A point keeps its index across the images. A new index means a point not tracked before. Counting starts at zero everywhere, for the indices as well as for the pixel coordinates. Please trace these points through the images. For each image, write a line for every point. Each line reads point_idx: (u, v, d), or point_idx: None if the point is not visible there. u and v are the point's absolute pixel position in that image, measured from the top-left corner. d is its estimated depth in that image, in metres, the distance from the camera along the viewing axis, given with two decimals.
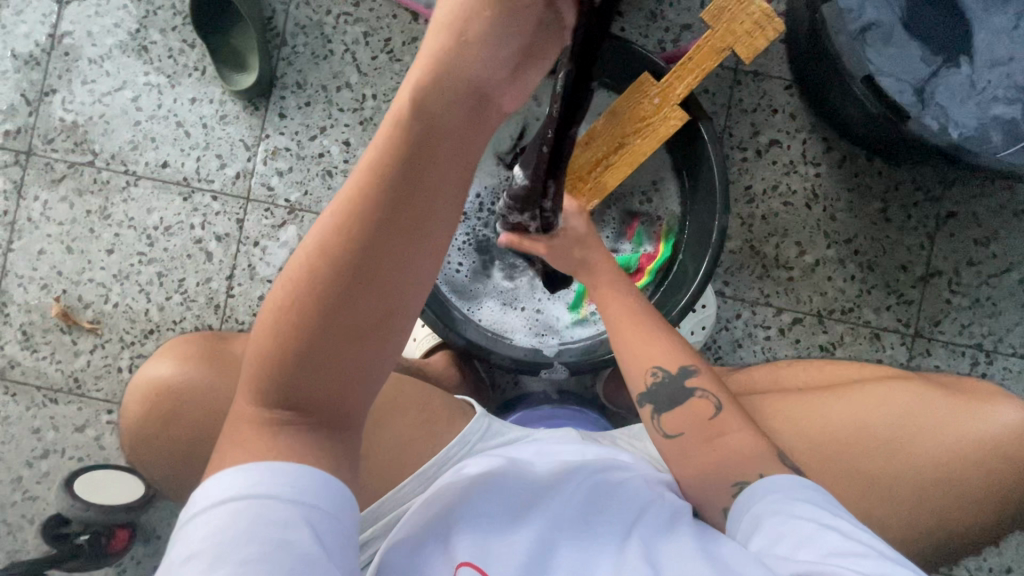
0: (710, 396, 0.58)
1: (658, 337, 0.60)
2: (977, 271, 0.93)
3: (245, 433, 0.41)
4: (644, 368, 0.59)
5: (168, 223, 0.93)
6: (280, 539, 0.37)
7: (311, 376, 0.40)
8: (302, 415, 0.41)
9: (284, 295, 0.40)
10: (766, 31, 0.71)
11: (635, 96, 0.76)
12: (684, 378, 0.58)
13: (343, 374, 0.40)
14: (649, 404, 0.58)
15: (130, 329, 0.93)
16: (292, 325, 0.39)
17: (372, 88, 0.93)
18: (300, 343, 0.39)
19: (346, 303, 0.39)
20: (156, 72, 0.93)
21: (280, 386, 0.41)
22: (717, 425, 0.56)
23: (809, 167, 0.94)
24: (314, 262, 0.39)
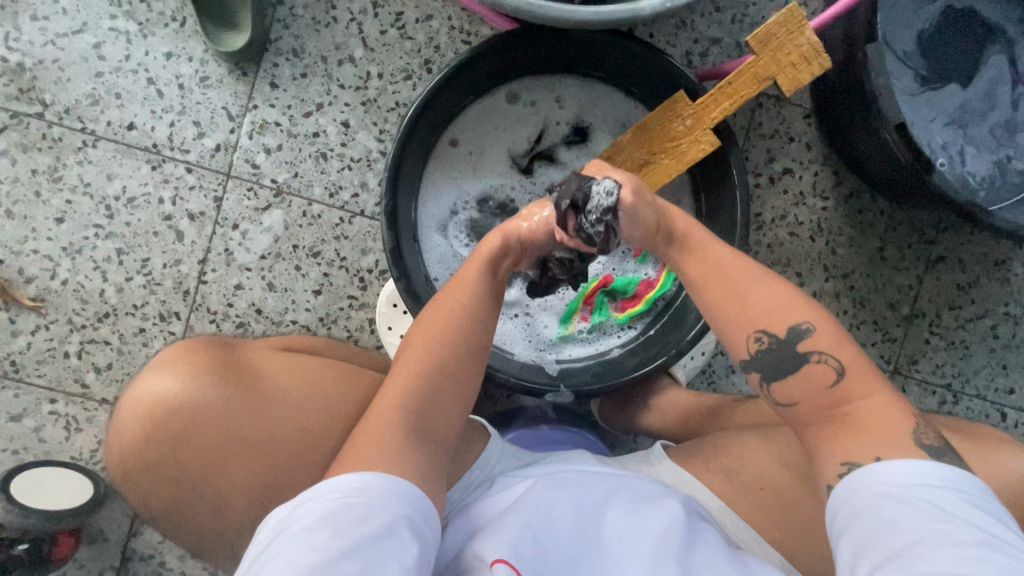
0: (832, 359, 0.51)
1: (756, 283, 0.54)
2: (956, 314, 0.97)
3: (378, 429, 0.51)
4: (744, 335, 0.53)
5: (132, 193, 0.82)
6: (383, 529, 0.44)
7: (437, 387, 0.56)
8: (417, 429, 0.53)
9: (419, 351, 0.57)
10: (811, 66, 0.68)
11: (667, 114, 0.74)
12: (793, 342, 0.52)
13: (455, 390, 0.57)
14: (757, 371, 0.53)
15: (81, 310, 0.82)
16: (435, 347, 0.57)
17: (378, 67, 0.85)
18: (440, 359, 0.57)
19: (467, 337, 0.59)
20: (125, 17, 0.81)
21: (415, 395, 0.54)
22: (831, 398, 0.50)
23: (818, 200, 0.94)
24: (450, 308, 0.59)
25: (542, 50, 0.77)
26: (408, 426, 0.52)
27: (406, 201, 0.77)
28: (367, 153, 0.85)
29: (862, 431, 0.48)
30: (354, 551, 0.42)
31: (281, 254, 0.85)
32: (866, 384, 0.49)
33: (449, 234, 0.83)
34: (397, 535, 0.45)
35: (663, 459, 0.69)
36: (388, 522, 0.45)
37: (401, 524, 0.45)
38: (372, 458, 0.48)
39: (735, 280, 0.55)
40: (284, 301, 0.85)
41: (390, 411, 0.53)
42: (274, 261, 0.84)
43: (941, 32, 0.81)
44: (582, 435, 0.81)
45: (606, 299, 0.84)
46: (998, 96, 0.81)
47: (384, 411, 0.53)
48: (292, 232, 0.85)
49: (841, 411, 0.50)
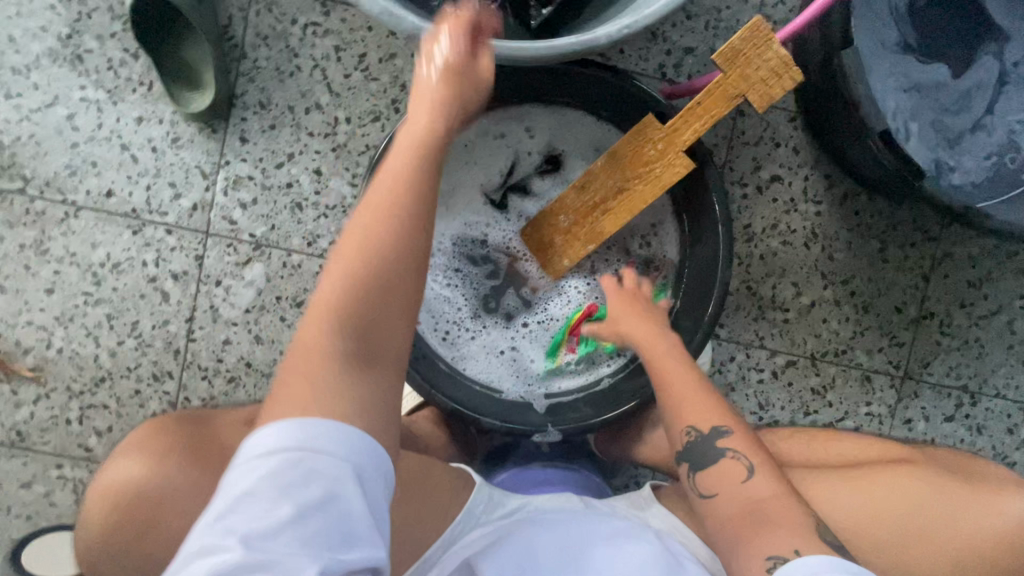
0: (744, 458, 0.58)
1: (699, 388, 0.64)
2: (968, 312, 0.93)
3: (313, 364, 0.46)
4: (678, 427, 0.62)
5: (116, 259, 0.83)
6: (326, 494, 0.41)
7: (376, 310, 0.49)
8: (354, 347, 0.48)
9: (349, 258, 0.49)
10: (783, 80, 0.65)
11: (637, 139, 0.72)
12: (712, 437, 0.60)
13: (406, 227, 0.50)
14: (686, 462, 0.61)
15: (78, 377, 0.84)
16: (360, 263, 0.49)
17: (346, 111, 0.84)
18: (375, 270, 0.49)
19: (394, 252, 0.49)
20: (94, 86, 0.82)
21: (353, 293, 0.48)
22: (746, 492, 0.56)
23: (810, 205, 0.90)
24: (382, 199, 0.51)
25: (505, 82, 0.75)
26: (345, 347, 0.47)
27: None
28: (341, 200, 0.85)
29: (771, 530, 0.51)
30: (298, 518, 0.40)
31: (265, 306, 0.85)
32: (770, 482, 0.55)
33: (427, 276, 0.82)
34: (341, 497, 0.41)
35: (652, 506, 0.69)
36: (335, 486, 0.41)
37: (349, 487, 0.42)
38: (298, 407, 0.44)
39: (679, 380, 0.64)
40: (272, 353, 0.85)
41: (325, 332, 0.48)
42: (259, 314, 0.85)
43: (931, 22, 0.76)
44: (578, 472, 0.79)
45: (592, 331, 0.82)
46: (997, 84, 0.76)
47: (315, 339, 0.47)
48: (274, 284, 0.85)
49: (752, 506, 0.55)
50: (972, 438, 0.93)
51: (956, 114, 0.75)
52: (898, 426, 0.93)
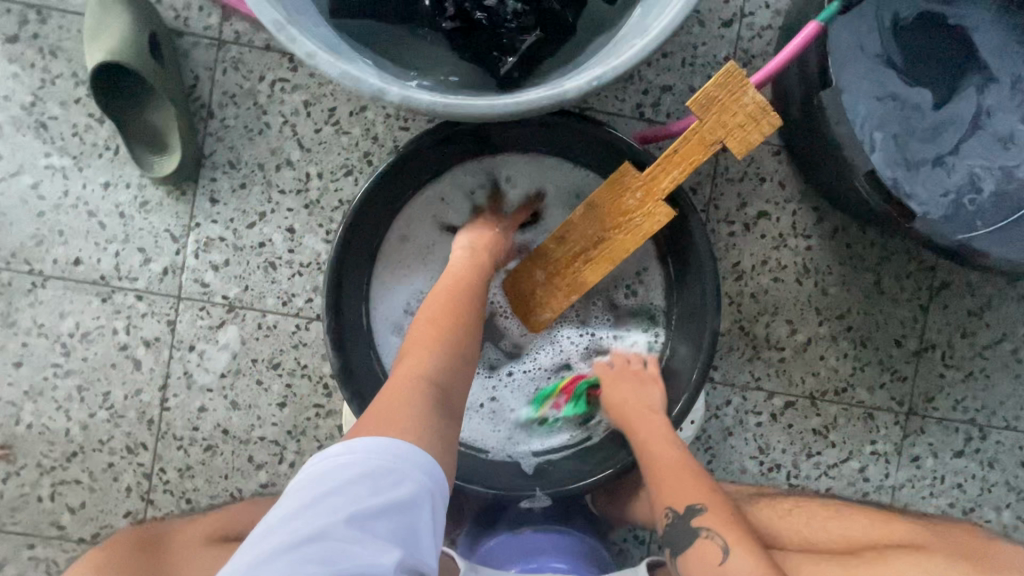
0: (717, 536, 0.62)
1: (683, 467, 0.67)
2: (970, 342, 0.89)
3: (404, 398, 0.51)
4: (659, 509, 0.66)
5: (86, 328, 0.81)
6: (410, 501, 0.44)
7: (453, 372, 0.56)
8: (438, 392, 0.54)
9: (434, 324, 0.59)
10: (761, 125, 0.62)
11: (615, 188, 0.69)
12: (689, 518, 0.63)
13: (474, 318, 0.62)
14: (669, 548, 0.64)
15: (49, 452, 0.81)
16: (444, 333, 0.58)
17: (317, 166, 0.82)
18: (454, 334, 0.59)
19: (469, 334, 0.60)
20: (60, 153, 0.80)
21: (439, 354, 0.57)
22: (722, 573, 0.59)
23: (800, 240, 0.87)
24: (455, 286, 0.64)
25: (477, 134, 0.73)
26: (431, 391, 0.53)
27: (352, 311, 0.73)
28: (316, 257, 0.82)
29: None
30: (382, 516, 0.43)
31: (241, 370, 0.82)
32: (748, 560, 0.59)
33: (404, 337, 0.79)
34: (418, 512, 0.44)
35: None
36: (415, 496, 0.45)
37: (422, 509, 0.45)
38: (397, 429, 0.48)
39: (662, 467, 0.67)
40: (250, 418, 0.82)
41: (411, 381, 0.54)
42: (235, 378, 0.82)
43: (914, 52, 0.73)
44: (571, 535, 0.76)
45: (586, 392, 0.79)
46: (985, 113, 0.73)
47: (407, 384, 0.53)
48: (249, 347, 0.82)
49: None
50: (984, 473, 0.90)
51: (945, 145, 0.73)
52: (906, 464, 0.89)
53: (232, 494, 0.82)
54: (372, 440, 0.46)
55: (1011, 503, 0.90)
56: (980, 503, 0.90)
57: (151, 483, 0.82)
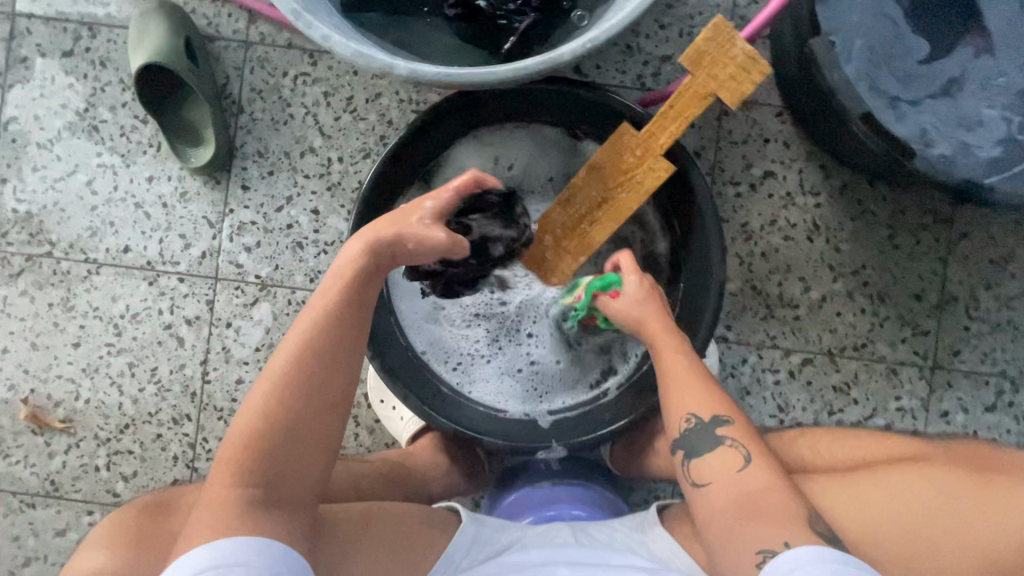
0: (741, 447, 0.59)
1: (700, 378, 0.63)
2: (995, 293, 0.87)
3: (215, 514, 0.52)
4: (677, 415, 0.63)
5: (135, 310, 0.88)
6: None
7: (280, 467, 0.55)
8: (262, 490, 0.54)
9: (260, 409, 0.56)
10: (751, 75, 0.65)
11: (615, 149, 0.72)
12: (713, 427, 0.61)
13: (314, 395, 0.57)
14: (681, 450, 0.62)
15: (104, 425, 0.88)
16: (274, 427, 0.56)
17: (337, 151, 0.88)
18: (282, 423, 0.56)
19: (303, 417, 0.57)
20: (110, 152, 0.88)
21: (258, 456, 0.55)
22: (738, 481, 0.57)
23: (808, 198, 0.87)
24: (296, 355, 0.58)
25: (484, 108, 0.77)
26: (253, 489, 0.54)
27: None
28: (339, 235, 0.88)
29: (762, 520, 0.54)
30: None
31: (274, 343, 0.88)
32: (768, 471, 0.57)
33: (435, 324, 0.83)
34: None
35: (654, 526, 0.69)
36: None
37: None
38: (207, 535, 0.51)
39: (683, 371, 0.64)
40: None
41: (227, 490, 0.54)
42: (268, 351, 0.88)
43: None
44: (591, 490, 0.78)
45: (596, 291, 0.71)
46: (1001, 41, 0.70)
47: (224, 485, 0.54)
48: (281, 322, 0.88)
49: (746, 497, 0.56)
50: (1021, 427, 0.87)
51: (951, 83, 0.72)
52: (935, 420, 0.87)
53: None
54: (190, 559, 0.49)
55: None
56: None
57: (195, 452, 0.88)
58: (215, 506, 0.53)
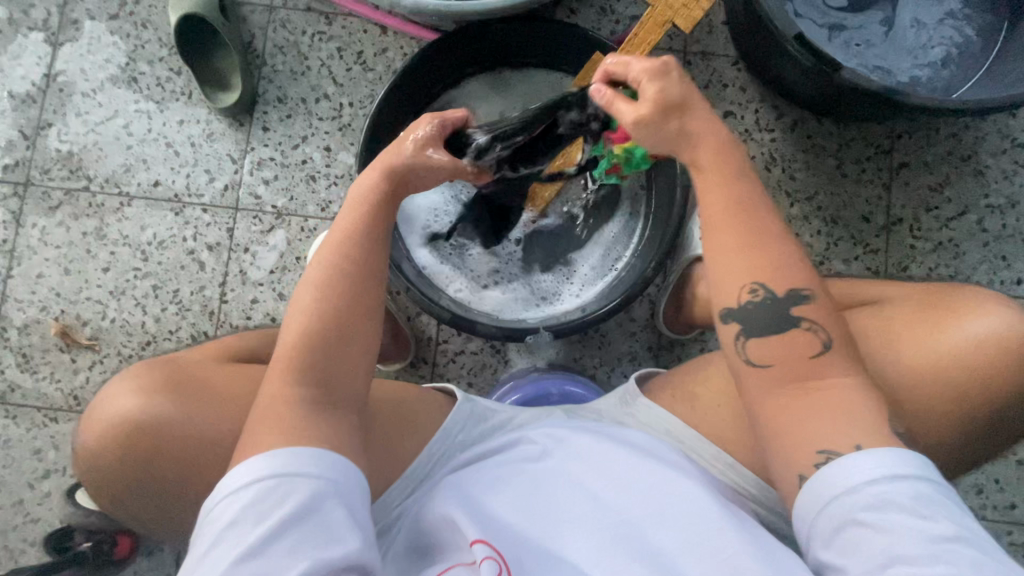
0: (818, 330, 0.52)
1: (765, 239, 0.53)
2: (935, 216, 0.98)
3: (275, 417, 0.52)
4: (742, 282, 0.52)
5: (161, 237, 0.97)
6: (303, 503, 0.48)
7: (331, 367, 0.55)
8: (323, 392, 0.55)
9: (308, 314, 0.56)
10: (700, 3, 0.78)
11: (589, 74, 0.84)
12: (790, 303, 0.52)
13: (359, 294, 0.58)
14: (738, 323, 0.53)
15: (128, 342, 0.95)
16: (320, 325, 0.56)
17: (349, 97, 1.00)
18: (334, 326, 0.56)
19: (352, 322, 0.57)
20: (146, 100, 1.00)
21: (308, 356, 0.54)
22: (813, 368, 0.51)
23: (764, 134, 0.99)
24: (334, 262, 0.58)
25: (478, 49, 0.89)
26: (313, 391, 0.54)
27: None
28: (348, 169, 0.98)
29: (821, 417, 0.50)
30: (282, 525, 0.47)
31: (287, 266, 0.96)
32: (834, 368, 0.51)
33: (434, 246, 0.91)
34: (318, 507, 0.49)
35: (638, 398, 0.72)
36: (310, 497, 0.49)
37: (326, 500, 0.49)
38: (276, 439, 0.51)
39: (741, 228, 0.53)
40: None
41: (288, 391, 0.54)
42: (281, 273, 0.96)
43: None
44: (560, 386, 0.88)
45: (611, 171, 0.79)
46: (889, 19, 0.89)
47: (284, 387, 0.54)
48: (294, 246, 0.97)
49: (807, 377, 0.51)
50: None
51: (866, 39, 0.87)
52: None
53: None
54: (259, 463, 0.49)
55: None
56: None
57: None
58: (271, 406, 0.53)
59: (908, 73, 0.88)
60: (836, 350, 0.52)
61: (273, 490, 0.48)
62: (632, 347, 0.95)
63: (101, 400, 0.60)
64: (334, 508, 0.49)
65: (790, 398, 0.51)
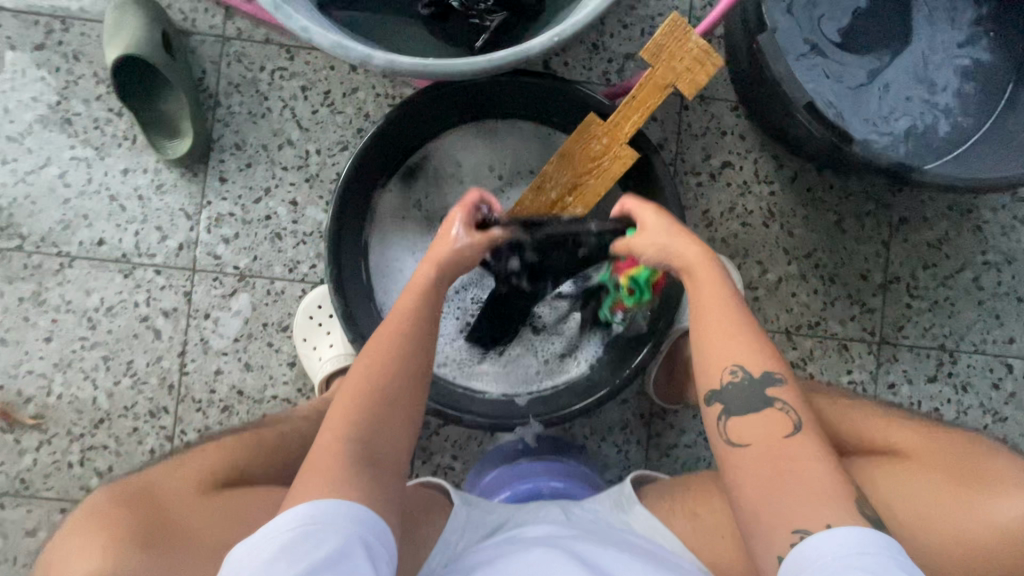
0: (791, 413, 0.54)
1: (741, 327, 0.58)
2: (932, 273, 0.95)
3: (320, 468, 0.51)
4: (720, 365, 0.57)
5: (110, 302, 0.88)
6: (336, 551, 0.46)
7: (380, 424, 0.55)
8: (369, 450, 0.54)
9: (369, 367, 0.57)
10: (706, 67, 0.70)
11: (583, 137, 0.76)
12: (764, 385, 0.55)
13: (414, 356, 0.59)
14: (719, 403, 0.56)
15: (78, 420, 0.87)
16: (375, 381, 0.57)
17: (316, 144, 0.90)
18: (388, 383, 0.57)
19: (402, 383, 0.58)
20: (83, 145, 0.88)
21: (362, 409, 0.55)
22: (785, 446, 0.52)
23: (763, 186, 0.94)
24: (396, 325, 0.61)
25: (459, 102, 0.81)
26: (360, 447, 0.54)
27: (352, 265, 0.79)
28: (318, 226, 0.90)
29: (800, 479, 0.50)
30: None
31: (253, 334, 0.89)
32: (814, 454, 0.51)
33: None
34: (349, 560, 0.46)
35: (636, 505, 0.69)
36: (342, 547, 0.46)
37: (354, 552, 0.47)
38: (319, 487, 0.50)
39: (724, 316, 0.58)
40: (263, 378, 0.88)
41: (337, 441, 0.53)
42: (247, 341, 0.89)
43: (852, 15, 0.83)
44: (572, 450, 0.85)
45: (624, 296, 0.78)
46: (899, 73, 0.83)
47: (335, 439, 0.54)
48: (259, 311, 0.89)
49: (789, 462, 0.51)
50: (959, 396, 0.95)
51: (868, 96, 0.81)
52: (882, 391, 0.94)
53: None
54: (296, 512, 0.48)
55: (988, 423, 0.94)
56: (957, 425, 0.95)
57: (173, 444, 0.87)
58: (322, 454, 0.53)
59: (915, 132, 0.83)
60: (808, 433, 0.53)
61: (306, 537, 0.46)
62: (623, 414, 0.92)
63: (58, 557, 0.53)
64: (366, 562, 0.47)
65: (764, 486, 0.50)
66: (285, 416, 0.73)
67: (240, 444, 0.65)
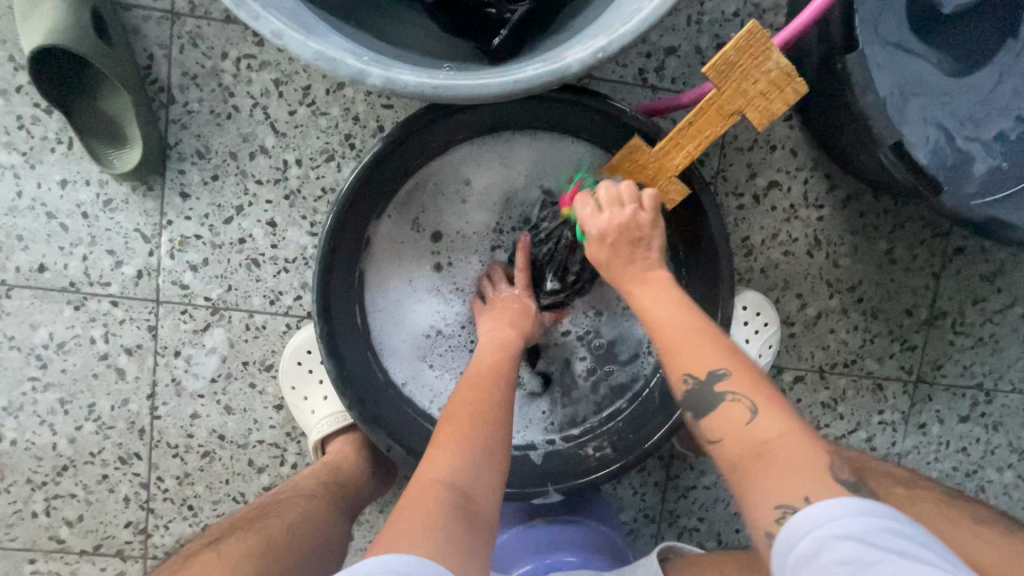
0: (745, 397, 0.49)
1: (709, 339, 0.53)
2: (981, 309, 0.87)
3: (422, 507, 0.49)
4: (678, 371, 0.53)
5: (61, 338, 0.76)
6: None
7: (477, 471, 0.53)
8: (464, 496, 0.51)
9: (463, 406, 0.57)
10: (785, 94, 0.58)
11: (623, 164, 0.64)
12: (712, 382, 0.51)
13: (505, 408, 0.58)
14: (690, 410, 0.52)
15: (38, 468, 0.78)
16: (471, 428, 0.55)
17: (295, 152, 0.75)
18: (484, 424, 0.56)
19: (497, 427, 0.56)
20: (6, 150, 0.72)
21: (460, 453, 0.53)
22: (755, 433, 0.48)
23: (811, 211, 0.83)
24: (485, 375, 0.61)
25: (473, 116, 0.67)
26: (456, 490, 0.51)
27: (344, 312, 0.68)
28: (301, 251, 0.77)
29: (781, 471, 0.45)
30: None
31: (232, 373, 0.78)
32: (777, 418, 0.48)
33: (416, 356, 0.75)
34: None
35: None
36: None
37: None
38: (420, 538, 0.46)
39: (683, 331, 0.54)
40: (246, 422, 0.79)
41: (437, 478, 0.51)
42: (226, 382, 0.78)
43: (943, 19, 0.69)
44: (597, 502, 0.79)
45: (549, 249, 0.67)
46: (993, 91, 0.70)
47: (434, 482, 0.51)
48: (238, 349, 0.78)
49: (763, 447, 0.47)
50: (989, 436, 0.90)
51: (956, 123, 0.68)
52: (913, 431, 0.89)
53: (235, 500, 0.80)
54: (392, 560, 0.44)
55: (1013, 462, 0.91)
56: (984, 465, 0.90)
57: (150, 492, 0.79)
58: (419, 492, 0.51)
59: None
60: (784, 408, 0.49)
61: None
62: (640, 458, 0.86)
63: None
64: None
65: (747, 472, 0.47)
66: (285, 502, 0.63)
67: (246, 547, 0.55)
